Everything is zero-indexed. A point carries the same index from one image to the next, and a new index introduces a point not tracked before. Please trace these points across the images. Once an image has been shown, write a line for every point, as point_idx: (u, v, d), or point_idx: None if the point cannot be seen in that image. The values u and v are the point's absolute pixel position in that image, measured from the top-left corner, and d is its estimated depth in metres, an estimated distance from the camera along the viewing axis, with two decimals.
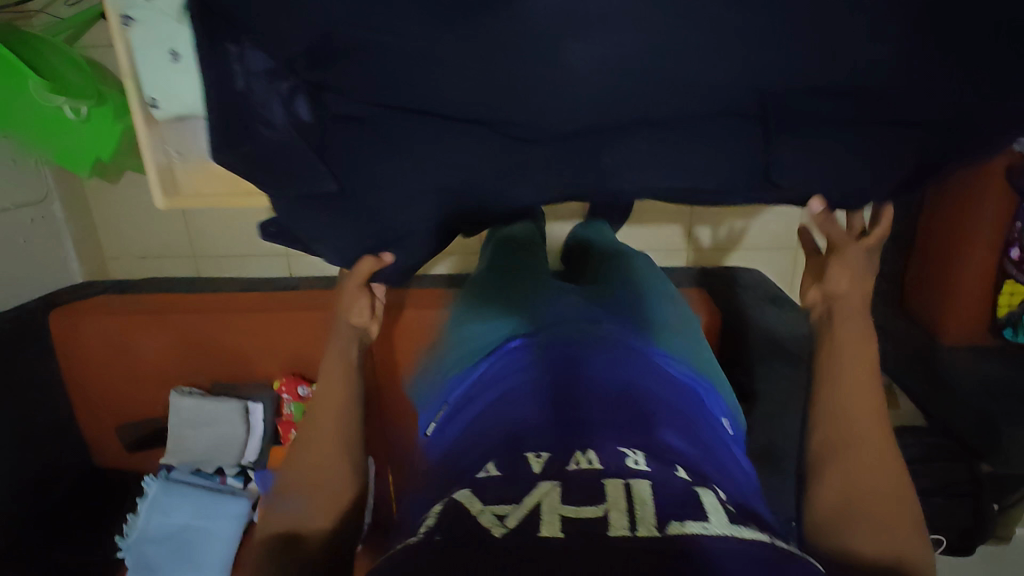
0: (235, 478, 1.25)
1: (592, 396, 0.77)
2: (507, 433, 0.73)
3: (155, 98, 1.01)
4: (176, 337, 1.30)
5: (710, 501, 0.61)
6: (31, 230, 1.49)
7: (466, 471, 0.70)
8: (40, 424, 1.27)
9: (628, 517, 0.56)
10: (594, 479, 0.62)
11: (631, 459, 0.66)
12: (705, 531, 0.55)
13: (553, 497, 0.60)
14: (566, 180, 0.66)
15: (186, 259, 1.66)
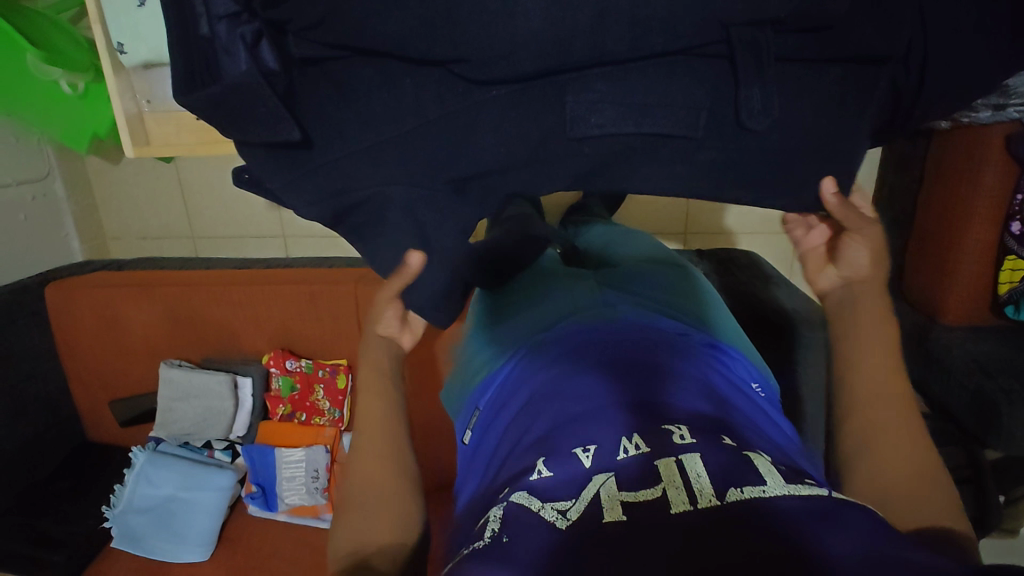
0: (223, 453, 1.24)
1: (632, 365, 0.63)
2: (540, 429, 0.59)
3: (122, 41, 0.77)
4: (164, 310, 1.29)
5: (762, 464, 0.49)
6: (32, 208, 1.51)
7: (511, 478, 0.55)
8: (31, 395, 1.32)
9: (686, 492, 0.46)
10: (646, 464, 0.49)
11: (676, 434, 0.52)
12: (768, 494, 0.44)
13: (611, 487, 0.48)
14: (519, 130, 0.51)
15: (184, 240, 1.66)
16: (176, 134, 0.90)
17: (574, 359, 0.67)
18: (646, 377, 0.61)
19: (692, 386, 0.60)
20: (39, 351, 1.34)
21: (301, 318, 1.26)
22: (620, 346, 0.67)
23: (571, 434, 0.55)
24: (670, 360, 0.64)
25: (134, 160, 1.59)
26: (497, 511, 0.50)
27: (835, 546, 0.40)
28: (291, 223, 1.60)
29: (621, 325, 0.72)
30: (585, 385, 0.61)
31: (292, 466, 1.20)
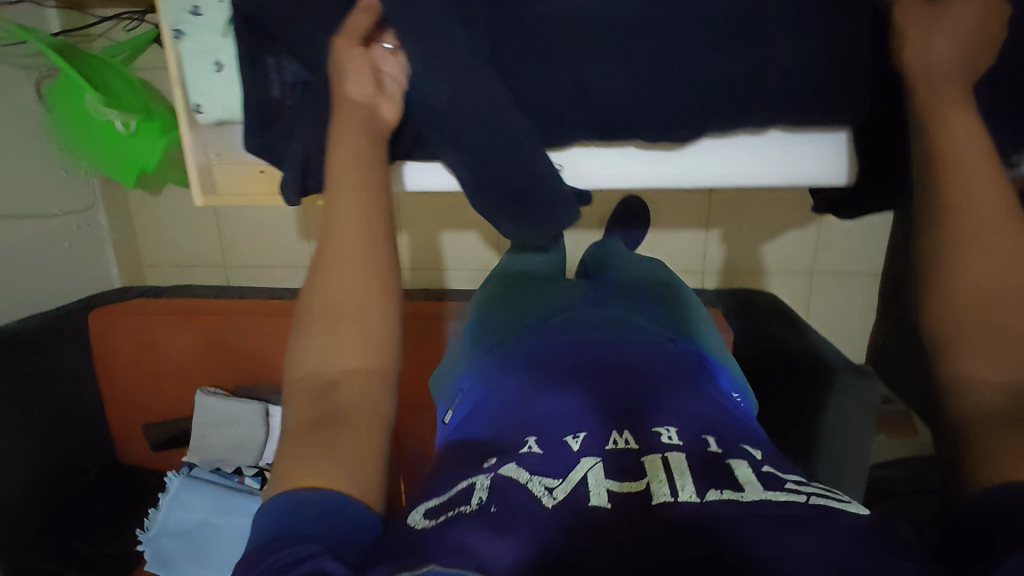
0: (252, 479, 1.23)
1: (625, 372, 0.66)
2: (529, 413, 0.60)
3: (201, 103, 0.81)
4: (201, 337, 1.35)
5: (741, 471, 0.49)
6: (76, 236, 1.57)
7: (488, 452, 0.56)
8: (68, 418, 1.36)
9: (667, 485, 0.47)
10: (633, 460, 0.51)
11: (664, 435, 0.54)
12: (746, 498, 0.45)
13: (599, 472, 0.49)
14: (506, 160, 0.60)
15: (217, 269, 1.72)
16: (241, 183, 0.89)
17: (570, 361, 0.69)
18: (637, 380, 0.64)
19: (684, 391, 0.63)
20: (79, 374, 1.39)
21: None
22: (615, 354, 0.70)
23: (564, 424, 0.57)
24: (661, 370, 0.67)
25: (174, 193, 1.66)
26: (484, 478, 0.50)
27: (807, 546, 0.41)
28: None
29: (619, 335, 0.75)
30: (580, 383, 0.64)
31: None
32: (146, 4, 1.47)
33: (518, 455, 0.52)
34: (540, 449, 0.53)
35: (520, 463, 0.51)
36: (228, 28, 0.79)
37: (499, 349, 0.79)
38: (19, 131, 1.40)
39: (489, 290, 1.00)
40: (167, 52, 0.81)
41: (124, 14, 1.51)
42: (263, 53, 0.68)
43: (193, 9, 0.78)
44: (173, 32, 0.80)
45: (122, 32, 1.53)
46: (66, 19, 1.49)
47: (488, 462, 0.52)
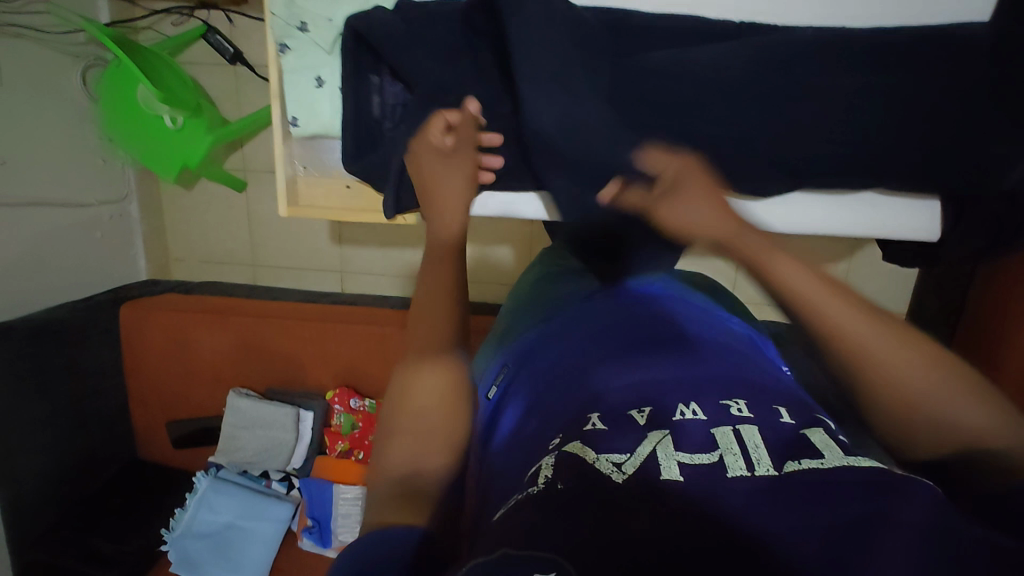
0: (280, 483, 1.26)
1: (674, 344, 0.62)
2: (583, 389, 0.56)
3: (297, 115, 0.82)
4: (236, 337, 1.34)
5: (818, 439, 0.44)
6: (108, 227, 1.56)
7: (551, 431, 0.51)
8: (92, 411, 1.35)
9: (743, 460, 0.42)
10: (700, 430, 0.46)
11: (733, 408, 0.49)
12: (828, 466, 0.39)
13: (668, 444, 0.45)
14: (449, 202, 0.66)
15: (246, 267, 1.71)
16: (325, 197, 0.90)
17: (615, 338, 0.66)
18: (702, 359, 0.59)
19: (753, 370, 0.59)
20: (106, 368, 1.38)
21: (366, 358, 1.30)
22: (664, 330, 0.67)
23: (629, 399, 0.52)
24: (715, 347, 0.64)
25: (208, 189, 1.65)
26: (549, 460, 0.45)
27: (902, 513, 0.35)
28: (352, 260, 1.64)
29: (671, 316, 0.71)
30: (642, 361, 0.59)
31: (348, 504, 1.21)
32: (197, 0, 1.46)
33: (578, 431, 0.48)
34: (604, 424, 0.48)
35: (585, 441, 0.46)
36: (333, 46, 0.80)
37: (544, 331, 0.75)
38: (63, 119, 1.41)
39: (519, 289, 0.98)
40: (268, 64, 0.82)
41: (173, 9, 1.51)
42: (368, 72, 0.75)
43: (300, 25, 0.79)
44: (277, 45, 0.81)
45: (169, 26, 1.52)
46: (116, 10, 1.49)
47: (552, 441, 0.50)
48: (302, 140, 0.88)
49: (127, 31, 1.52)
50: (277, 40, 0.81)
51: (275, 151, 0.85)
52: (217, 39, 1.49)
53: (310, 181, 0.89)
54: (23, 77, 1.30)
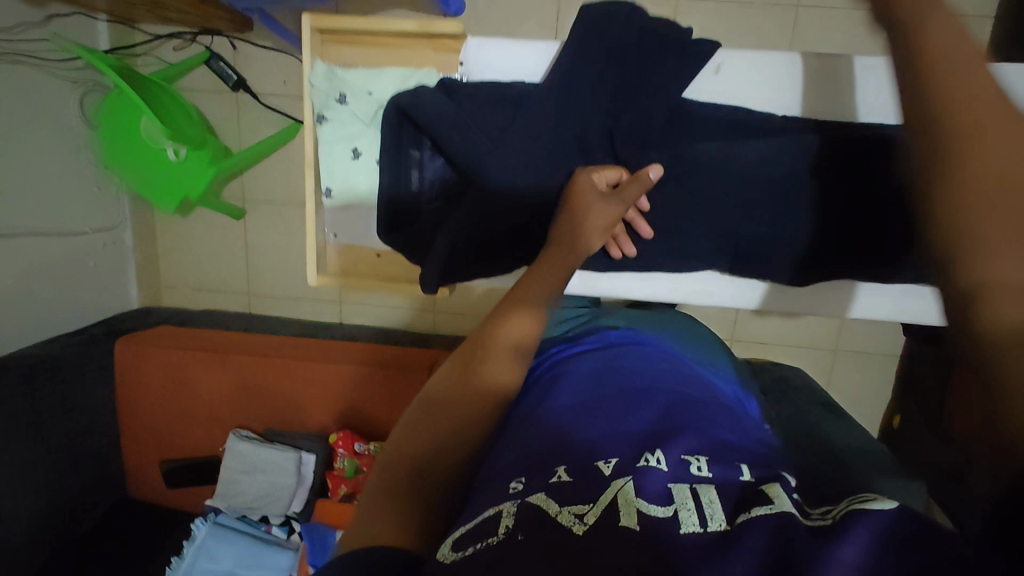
0: (280, 529, 1.24)
1: (648, 390, 0.60)
2: (558, 434, 0.54)
3: (331, 186, 0.88)
4: (235, 377, 1.31)
5: (774, 491, 0.43)
6: (101, 254, 1.51)
7: (516, 468, 0.49)
8: (84, 450, 1.30)
9: (696, 514, 0.42)
10: (654, 482, 0.45)
11: (693, 465, 0.48)
12: (775, 511, 0.40)
13: (628, 492, 0.44)
14: (477, 218, 0.74)
15: (240, 295, 1.67)
16: (354, 264, 0.95)
17: (590, 379, 0.64)
18: (674, 405, 0.58)
19: (724, 420, 0.57)
20: (99, 405, 1.33)
21: (372, 401, 1.28)
22: (640, 374, 0.64)
23: (595, 449, 0.51)
24: (686, 392, 0.62)
25: (204, 217, 1.61)
26: (511, 507, 0.44)
27: (838, 554, 0.37)
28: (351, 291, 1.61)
29: (649, 360, 0.69)
30: (614, 407, 0.58)
31: None
32: (201, 26, 1.43)
33: (540, 483, 0.46)
34: (569, 477, 0.47)
35: (547, 492, 0.44)
36: (371, 117, 0.86)
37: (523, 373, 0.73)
38: (61, 146, 1.36)
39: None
40: (305, 135, 0.87)
41: (175, 33, 1.47)
42: (409, 148, 0.79)
43: (340, 97, 0.85)
44: (315, 116, 0.87)
45: (170, 51, 1.49)
46: (116, 34, 1.45)
47: (514, 486, 0.47)
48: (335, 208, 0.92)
49: (127, 55, 1.48)
50: (316, 112, 0.86)
51: (308, 220, 0.89)
52: (221, 66, 1.46)
53: (341, 249, 0.94)
54: (23, 104, 1.26)
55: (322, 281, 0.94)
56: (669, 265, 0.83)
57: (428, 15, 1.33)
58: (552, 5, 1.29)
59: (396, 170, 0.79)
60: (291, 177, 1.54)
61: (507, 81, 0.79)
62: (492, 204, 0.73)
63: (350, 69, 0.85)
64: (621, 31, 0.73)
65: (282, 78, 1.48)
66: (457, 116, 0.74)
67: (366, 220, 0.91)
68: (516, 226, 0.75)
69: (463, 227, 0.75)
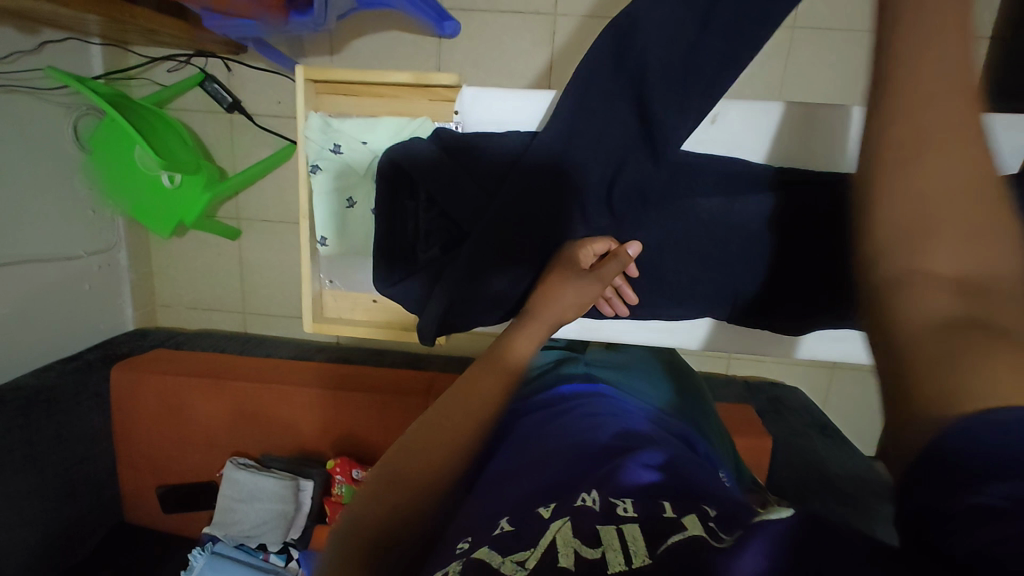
0: (278, 556, 1.24)
1: (593, 437, 0.57)
2: (508, 489, 0.50)
3: (327, 235, 0.89)
4: (231, 404, 1.30)
5: (692, 521, 0.39)
6: (96, 277, 1.50)
7: (463, 531, 0.45)
8: (80, 477, 1.29)
9: (622, 554, 0.36)
10: (586, 524, 0.40)
11: (620, 505, 0.43)
12: (688, 536, 0.37)
13: (567, 533, 0.40)
14: (473, 267, 0.75)
15: (236, 314, 1.66)
16: (351, 309, 0.96)
17: (536, 436, 0.60)
18: (618, 445, 0.55)
19: (664, 448, 0.54)
20: (94, 431, 1.33)
21: (369, 427, 1.28)
22: (589, 421, 0.61)
23: (534, 498, 0.47)
24: (629, 431, 0.59)
25: (199, 237, 1.61)
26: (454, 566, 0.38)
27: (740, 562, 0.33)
28: None
29: (598, 406, 0.66)
30: (556, 454, 0.55)
31: None
32: (194, 48, 1.42)
33: (480, 538, 0.42)
34: (511, 528, 0.43)
35: (489, 547, 0.40)
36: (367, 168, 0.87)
37: None
38: (55, 170, 1.35)
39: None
40: (301, 185, 0.89)
41: (168, 56, 1.47)
42: (404, 196, 0.82)
43: (334, 147, 0.86)
44: (310, 165, 0.88)
45: (164, 73, 1.48)
46: (108, 57, 1.44)
47: (461, 544, 0.42)
48: (331, 254, 0.94)
49: (120, 77, 1.48)
50: (311, 162, 0.87)
51: (304, 269, 0.91)
52: (215, 87, 1.45)
53: (339, 295, 0.96)
54: (17, 130, 1.25)
55: (317, 326, 0.94)
56: (666, 305, 0.84)
57: (423, 38, 1.32)
58: (546, 28, 1.29)
59: (392, 216, 0.82)
60: (287, 197, 1.54)
61: (502, 131, 0.81)
62: (487, 251, 0.75)
63: (345, 120, 0.87)
64: (602, 78, 0.72)
65: (277, 99, 1.47)
66: (446, 168, 0.78)
67: (362, 266, 0.93)
68: (515, 274, 0.75)
69: (457, 282, 0.76)
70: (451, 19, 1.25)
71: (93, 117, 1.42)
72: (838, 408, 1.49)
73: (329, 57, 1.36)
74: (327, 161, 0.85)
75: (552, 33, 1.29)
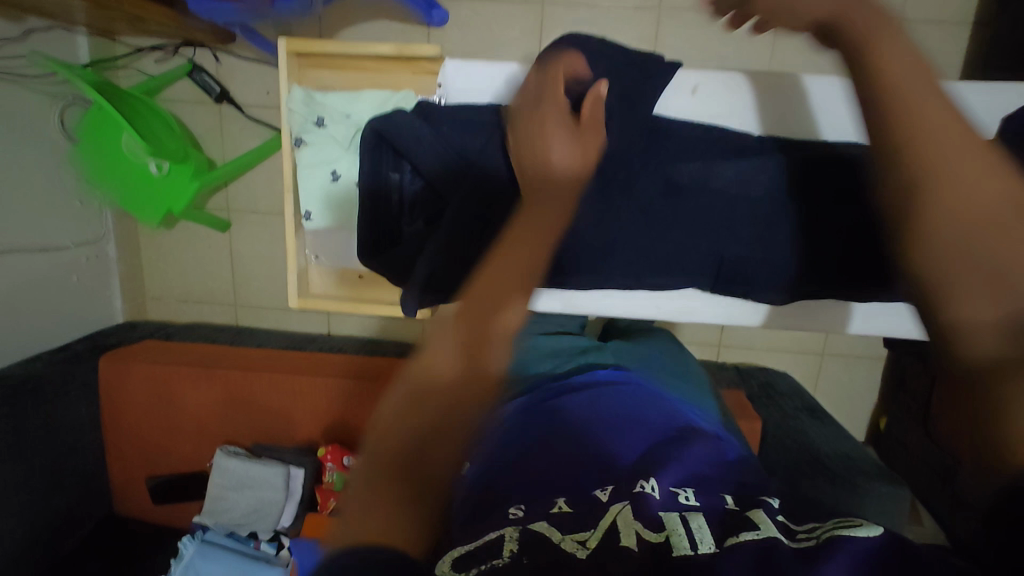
0: (269, 544, 1.23)
1: (640, 427, 0.62)
2: (566, 467, 0.55)
3: (310, 210, 0.89)
4: (221, 390, 1.30)
5: (756, 517, 0.45)
6: (84, 269, 1.49)
7: (506, 498, 0.51)
8: (68, 469, 1.29)
9: (686, 539, 0.42)
10: (648, 511, 0.46)
11: (681, 495, 0.49)
12: (763, 536, 0.41)
13: (627, 516, 0.46)
14: (455, 229, 0.75)
15: (226, 306, 1.65)
16: (336, 289, 0.97)
17: (580, 416, 0.65)
18: (669, 439, 0.60)
19: (712, 446, 0.59)
20: (83, 422, 1.32)
21: (360, 415, 1.27)
22: (632, 409, 0.66)
23: (589, 478, 0.53)
24: (674, 425, 0.64)
25: (188, 229, 1.60)
26: (513, 532, 0.43)
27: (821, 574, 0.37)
28: None
29: (638, 393, 0.70)
30: (608, 440, 0.60)
31: None
32: (182, 38, 1.42)
33: (544, 509, 0.48)
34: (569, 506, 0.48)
35: (552, 518, 0.46)
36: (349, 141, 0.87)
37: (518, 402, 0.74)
38: (40, 161, 1.35)
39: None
40: (284, 159, 0.89)
41: (156, 46, 1.46)
42: (389, 169, 0.81)
43: (317, 121, 0.87)
44: (294, 140, 0.88)
45: (152, 63, 1.48)
46: (95, 47, 1.44)
47: (514, 510, 0.48)
48: (315, 231, 0.94)
49: (106, 68, 1.47)
50: (295, 135, 0.88)
51: (288, 247, 0.92)
52: (203, 77, 1.45)
53: (322, 276, 0.96)
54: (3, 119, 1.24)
55: (302, 303, 0.94)
56: (653, 284, 0.87)
57: (412, 25, 1.32)
58: (535, 15, 1.29)
59: (374, 193, 0.81)
60: (275, 188, 1.53)
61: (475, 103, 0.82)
62: (473, 215, 0.74)
63: (328, 93, 0.87)
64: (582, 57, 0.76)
65: (266, 88, 1.47)
66: (435, 139, 0.78)
67: (346, 245, 0.94)
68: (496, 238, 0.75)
69: (441, 248, 0.75)
70: (439, 7, 1.25)
71: (80, 107, 1.41)
72: (830, 394, 1.50)
73: (317, 33, 1.35)
74: (310, 134, 0.86)
75: (541, 20, 1.29)
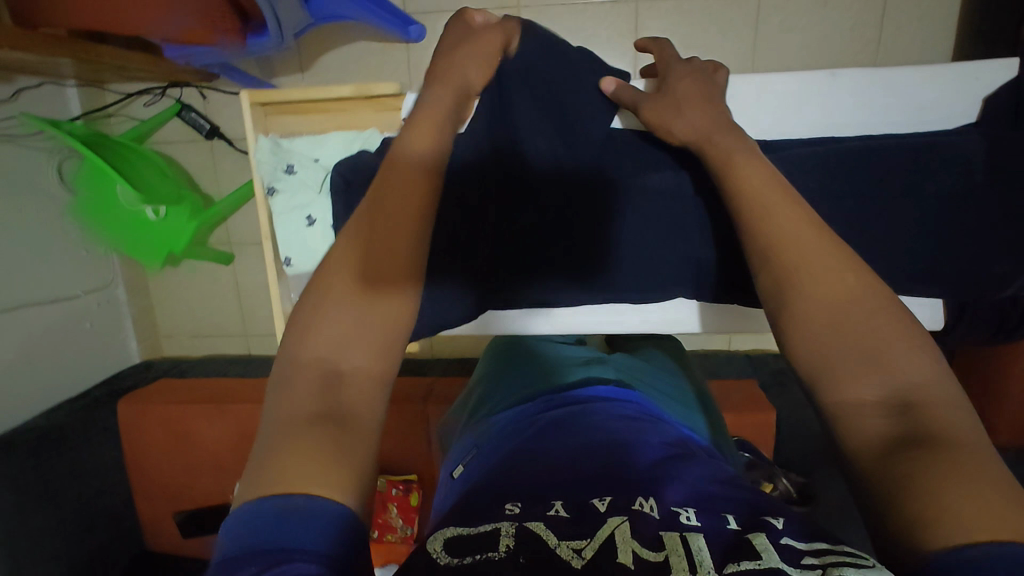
0: None
1: (643, 438, 0.60)
2: (563, 474, 0.54)
3: (290, 255, 0.91)
4: (233, 424, 1.32)
5: (759, 542, 0.43)
6: (96, 315, 1.53)
7: (500, 504, 0.50)
8: (97, 511, 1.32)
9: (686, 560, 0.42)
10: (647, 529, 0.45)
11: (683, 513, 0.47)
12: (765, 567, 0.40)
13: (625, 531, 0.45)
14: None
15: (237, 338, 1.68)
16: None
17: (581, 425, 0.63)
18: (672, 453, 0.58)
19: (718, 463, 0.57)
20: (108, 464, 1.36)
21: None
22: (636, 424, 0.64)
23: (587, 486, 0.51)
24: (679, 441, 0.61)
25: (192, 266, 1.63)
26: (508, 527, 0.45)
27: None
28: None
29: (641, 410, 0.68)
30: (607, 448, 0.58)
31: None
32: (167, 79, 1.44)
33: (538, 515, 0.47)
34: (566, 512, 0.47)
35: (548, 527, 0.45)
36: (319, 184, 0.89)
37: (517, 408, 0.73)
38: (43, 214, 1.38)
39: (488, 371, 0.91)
40: (259, 207, 0.92)
41: (144, 89, 1.49)
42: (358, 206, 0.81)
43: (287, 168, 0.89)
44: (267, 188, 0.91)
45: (141, 107, 1.51)
46: (86, 97, 1.47)
47: (511, 510, 0.48)
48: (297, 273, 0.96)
49: (98, 117, 1.50)
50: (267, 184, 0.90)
51: (273, 291, 0.93)
52: (192, 116, 1.47)
53: None
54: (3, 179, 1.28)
55: None
56: (643, 294, 0.85)
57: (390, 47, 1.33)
58: None
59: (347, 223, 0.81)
60: None
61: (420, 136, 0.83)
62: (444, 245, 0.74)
63: (294, 140, 0.90)
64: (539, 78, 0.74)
65: None
66: None
67: None
68: None
69: None
70: (415, 23, 1.23)
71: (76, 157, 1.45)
72: None
73: (300, 73, 1.37)
74: (280, 183, 0.88)
75: None
